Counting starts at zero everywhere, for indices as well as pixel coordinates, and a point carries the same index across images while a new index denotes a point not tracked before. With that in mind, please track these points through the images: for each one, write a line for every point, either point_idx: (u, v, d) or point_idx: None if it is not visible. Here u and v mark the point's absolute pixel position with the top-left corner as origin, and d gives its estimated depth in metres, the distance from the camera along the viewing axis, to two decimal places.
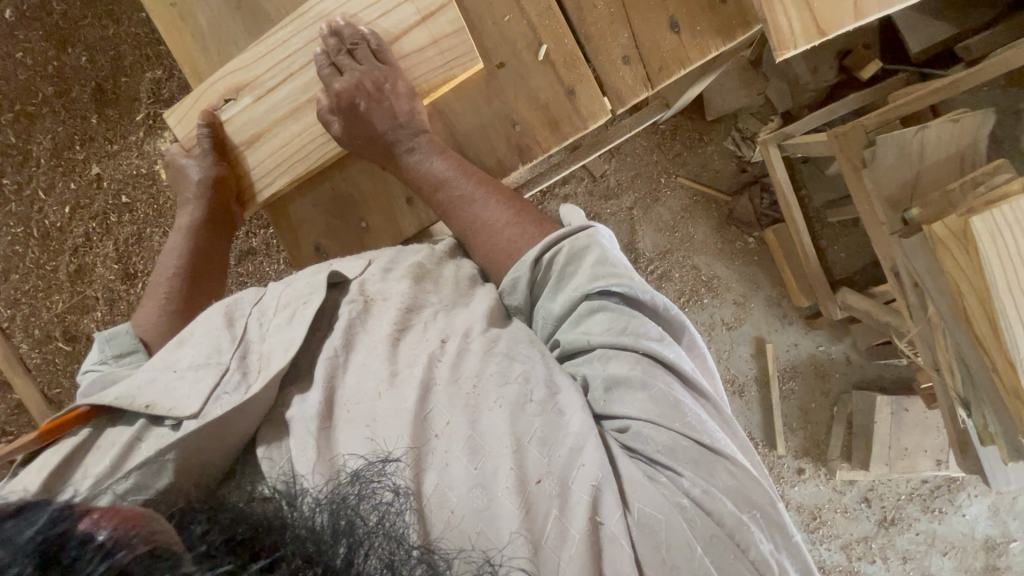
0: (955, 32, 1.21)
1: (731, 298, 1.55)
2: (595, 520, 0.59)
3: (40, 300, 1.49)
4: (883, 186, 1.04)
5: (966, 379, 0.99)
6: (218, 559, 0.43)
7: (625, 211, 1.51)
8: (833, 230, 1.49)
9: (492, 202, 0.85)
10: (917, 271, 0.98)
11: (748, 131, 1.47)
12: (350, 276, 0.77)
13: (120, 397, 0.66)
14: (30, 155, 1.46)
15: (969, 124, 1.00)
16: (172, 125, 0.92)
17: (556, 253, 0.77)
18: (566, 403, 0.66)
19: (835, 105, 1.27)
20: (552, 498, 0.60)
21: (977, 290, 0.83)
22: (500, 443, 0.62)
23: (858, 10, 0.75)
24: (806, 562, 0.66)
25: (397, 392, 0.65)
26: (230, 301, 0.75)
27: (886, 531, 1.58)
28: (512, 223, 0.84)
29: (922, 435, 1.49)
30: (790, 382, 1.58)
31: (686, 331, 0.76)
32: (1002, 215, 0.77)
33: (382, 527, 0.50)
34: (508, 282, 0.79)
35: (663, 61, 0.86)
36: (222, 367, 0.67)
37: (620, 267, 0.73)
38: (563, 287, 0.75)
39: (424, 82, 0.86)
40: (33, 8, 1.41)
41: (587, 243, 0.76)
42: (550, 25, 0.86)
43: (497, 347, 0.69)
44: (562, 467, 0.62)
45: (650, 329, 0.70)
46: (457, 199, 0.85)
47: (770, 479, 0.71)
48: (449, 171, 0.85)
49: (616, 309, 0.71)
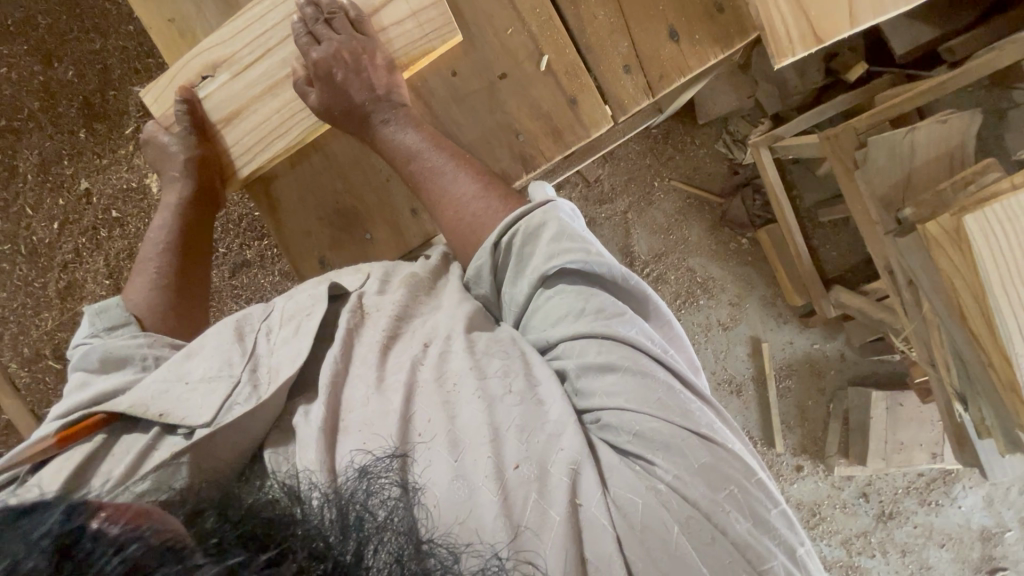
0: (939, 33, 1.24)
1: (726, 299, 1.57)
2: (574, 502, 0.58)
3: (29, 317, 1.47)
4: (875, 187, 1.06)
5: (962, 375, 1.01)
6: (228, 551, 0.42)
7: (619, 215, 1.53)
8: (824, 229, 1.51)
9: (460, 174, 0.83)
10: (912, 269, 1.00)
11: (738, 133, 1.49)
12: (351, 289, 0.76)
13: (135, 405, 0.64)
14: (16, 171, 1.43)
15: (956, 124, 1.01)
16: (148, 103, 0.92)
17: (512, 235, 0.74)
18: (546, 394, 0.64)
19: (824, 107, 1.29)
20: (531, 482, 0.58)
21: (972, 287, 0.85)
22: (478, 433, 0.60)
23: (854, 17, 0.77)
24: (790, 541, 0.62)
25: (385, 397, 0.63)
26: (239, 316, 0.74)
27: (885, 524, 1.60)
28: (479, 195, 0.81)
29: (917, 429, 1.51)
30: (786, 380, 1.59)
31: (650, 299, 0.73)
32: (992, 212, 0.79)
33: (391, 522, 0.49)
34: (472, 272, 0.77)
35: (663, 69, 0.87)
36: (233, 380, 0.66)
37: (578, 239, 0.71)
38: (524, 269, 0.74)
39: (403, 55, 0.85)
40: (18, 22, 1.39)
41: (542, 220, 0.73)
42: (552, 37, 0.87)
43: (477, 347, 0.68)
44: (540, 452, 0.60)
45: (610, 305, 0.69)
46: (427, 170, 0.84)
47: (755, 457, 0.68)
48: (419, 143, 0.84)
49: (574, 289, 0.70)
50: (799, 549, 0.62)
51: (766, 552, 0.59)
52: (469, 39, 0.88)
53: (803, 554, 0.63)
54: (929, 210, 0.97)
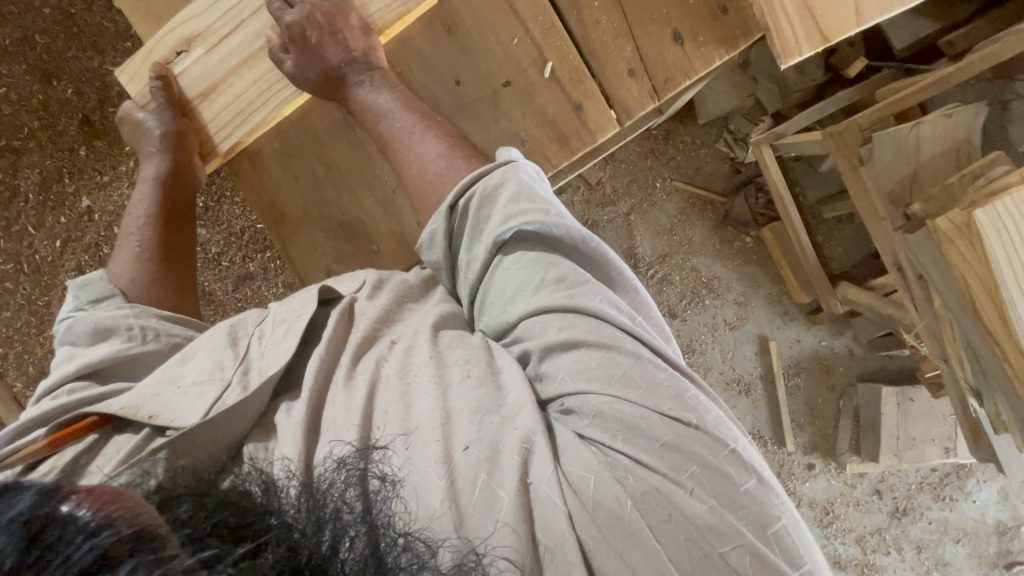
0: (936, 27, 1.24)
1: (732, 298, 1.56)
2: (525, 482, 0.55)
3: (33, 335, 1.47)
4: (882, 182, 1.04)
5: (976, 369, 1.00)
6: (203, 543, 0.42)
7: (622, 217, 1.52)
8: (828, 225, 1.51)
9: (429, 136, 0.79)
10: (922, 264, 0.98)
11: (739, 131, 1.48)
12: (345, 294, 0.76)
13: (126, 406, 0.63)
14: (17, 191, 1.43)
15: (961, 118, 1.02)
16: (124, 82, 0.91)
17: (469, 197, 0.71)
18: (507, 378, 0.63)
19: (824, 104, 1.28)
20: (480, 463, 0.56)
21: (983, 280, 0.84)
22: (430, 419, 0.59)
23: (859, 16, 0.76)
24: (763, 516, 0.57)
25: (349, 394, 0.63)
26: (234, 321, 0.74)
27: (899, 521, 1.59)
28: (443, 156, 0.77)
29: (928, 423, 1.51)
30: (795, 378, 1.59)
31: (612, 265, 0.70)
32: (1005, 205, 0.77)
33: (369, 514, 0.49)
34: (426, 236, 0.74)
35: (669, 73, 0.86)
36: (224, 383, 0.65)
37: (536, 199, 0.69)
38: (481, 232, 0.70)
39: (378, 19, 0.84)
40: (15, 41, 1.38)
41: (500, 181, 0.70)
42: (555, 43, 0.87)
43: (443, 341, 0.68)
44: (492, 432, 0.58)
45: (570, 273, 0.66)
46: (395, 131, 0.81)
47: (735, 429, 0.64)
48: (392, 105, 0.82)
49: (533, 256, 0.67)
50: (774, 524, 0.58)
51: (732, 532, 0.55)
52: (471, 47, 0.88)
53: (780, 529, 0.58)
54: (938, 205, 0.97)
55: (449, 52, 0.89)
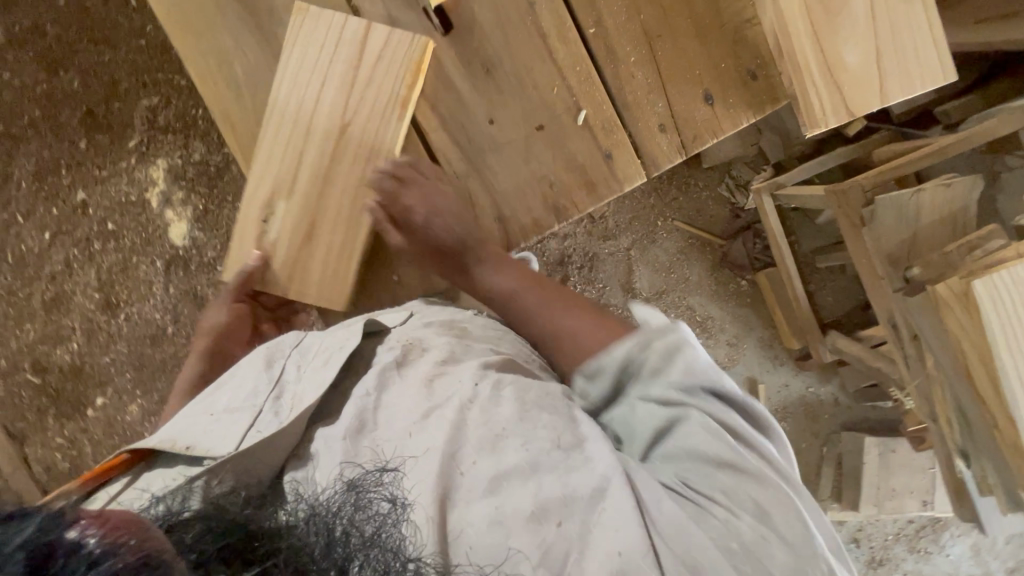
0: (934, 99, 1.32)
1: (725, 339, 1.58)
2: (612, 556, 0.59)
3: (11, 328, 1.43)
4: (882, 243, 1.09)
5: (963, 431, 1.03)
6: (210, 565, 0.44)
7: (622, 251, 1.54)
8: (822, 275, 1.55)
9: (572, 314, 0.88)
10: (917, 326, 1.02)
11: (741, 178, 1.54)
12: (389, 325, 0.81)
13: (165, 440, 0.70)
14: (10, 178, 1.40)
15: (959, 189, 1.07)
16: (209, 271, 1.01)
17: (646, 347, 0.71)
18: (593, 449, 0.65)
19: (824, 159, 1.32)
20: (571, 540, 0.60)
21: (977, 347, 0.87)
22: (518, 482, 0.62)
23: (885, 95, 0.81)
24: None
25: (425, 429, 0.66)
26: (270, 346, 0.82)
27: (874, 570, 1.61)
28: (593, 327, 0.86)
29: (908, 476, 1.53)
30: (781, 422, 1.61)
31: (769, 423, 0.70)
32: (1001, 278, 0.80)
33: (378, 538, 0.51)
34: (591, 370, 0.75)
35: (697, 130, 0.87)
36: (257, 408, 0.73)
37: (718, 371, 0.68)
38: (653, 380, 0.70)
39: (403, 76, 0.86)
40: (26, 30, 1.36)
41: (680, 343, 0.69)
42: (589, 92, 0.88)
43: (531, 397, 0.68)
44: (582, 508, 0.61)
45: (738, 430, 0.67)
46: (531, 309, 0.90)
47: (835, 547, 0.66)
48: (515, 287, 0.91)
49: (706, 414, 0.67)
50: None
51: None
52: (503, 88, 0.89)
53: None
54: (936, 271, 1.00)
55: (484, 91, 0.89)
